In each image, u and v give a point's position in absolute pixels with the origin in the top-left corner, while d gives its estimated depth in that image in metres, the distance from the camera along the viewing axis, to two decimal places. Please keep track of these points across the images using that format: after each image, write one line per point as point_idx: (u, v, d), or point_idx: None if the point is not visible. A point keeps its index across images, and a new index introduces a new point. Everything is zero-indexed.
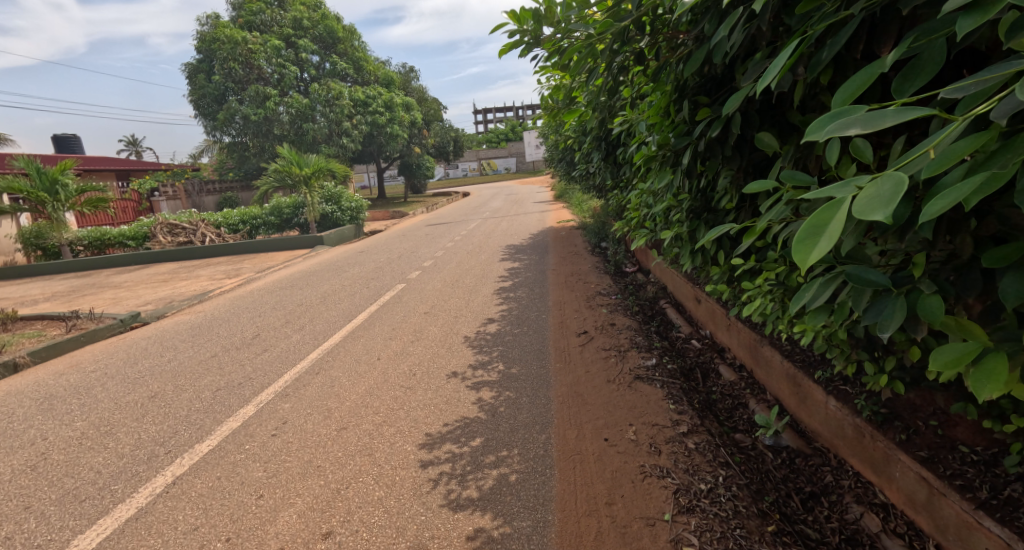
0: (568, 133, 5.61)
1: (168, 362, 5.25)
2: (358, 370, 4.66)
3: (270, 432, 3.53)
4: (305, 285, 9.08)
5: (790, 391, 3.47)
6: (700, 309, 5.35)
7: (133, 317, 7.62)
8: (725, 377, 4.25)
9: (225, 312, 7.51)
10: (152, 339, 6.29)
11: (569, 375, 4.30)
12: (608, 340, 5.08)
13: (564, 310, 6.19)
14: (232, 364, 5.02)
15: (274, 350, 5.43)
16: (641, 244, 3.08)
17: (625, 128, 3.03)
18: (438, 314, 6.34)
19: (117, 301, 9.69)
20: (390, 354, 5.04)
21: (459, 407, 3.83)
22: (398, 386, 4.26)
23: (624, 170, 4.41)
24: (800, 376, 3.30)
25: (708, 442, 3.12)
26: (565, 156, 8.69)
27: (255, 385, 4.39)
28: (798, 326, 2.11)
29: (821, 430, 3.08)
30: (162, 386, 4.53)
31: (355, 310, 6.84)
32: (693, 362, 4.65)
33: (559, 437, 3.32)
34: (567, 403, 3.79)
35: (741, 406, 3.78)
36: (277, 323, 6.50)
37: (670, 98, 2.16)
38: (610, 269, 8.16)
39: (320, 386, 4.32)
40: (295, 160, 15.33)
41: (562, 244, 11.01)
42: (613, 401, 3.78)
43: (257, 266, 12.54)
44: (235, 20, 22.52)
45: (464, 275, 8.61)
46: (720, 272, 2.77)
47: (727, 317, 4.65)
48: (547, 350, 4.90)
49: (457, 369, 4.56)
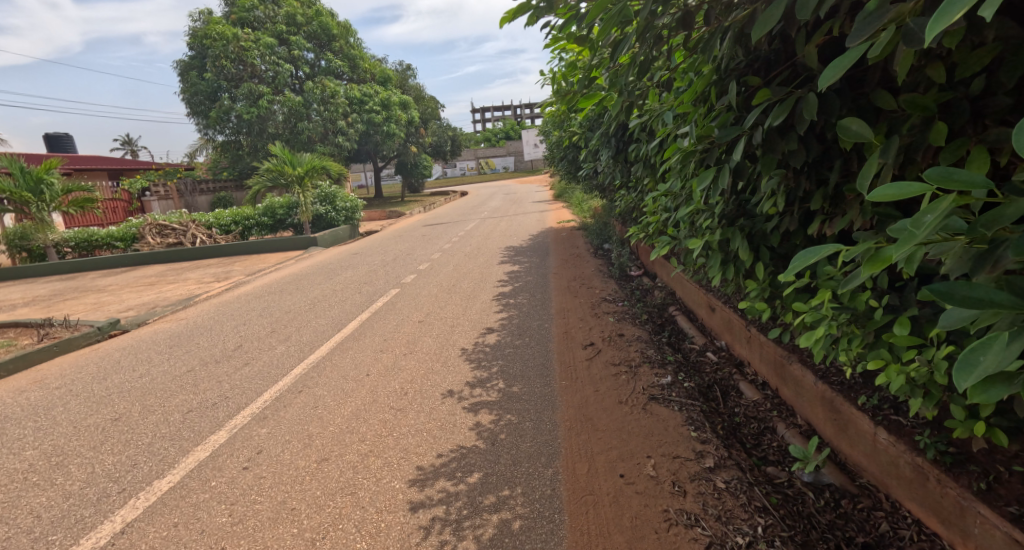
0: (574, 128, 5.21)
1: (139, 377, 4.83)
2: (344, 388, 4.25)
3: (242, 465, 3.13)
4: (295, 290, 8.65)
5: (826, 417, 3.08)
6: (715, 318, 4.96)
7: (112, 325, 7.21)
8: (747, 396, 3.86)
9: (208, 320, 7.09)
10: (127, 350, 5.87)
11: (576, 395, 3.91)
12: (617, 352, 4.69)
13: (567, 318, 5.79)
14: (208, 381, 4.60)
15: (256, 363, 5.02)
16: (659, 254, 2.67)
17: (645, 119, 2.64)
18: (433, 323, 5.94)
19: (99, 307, 9.26)
20: (380, 369, 4.63)
21: (454, 433, 3.44)
22: (388, 408, 3.85)
23: (637, 169, 4.02)
24: (839, 401, 2.92)
25: (739, 480, 2.74)
26: (569, 154, 8.29)
27: (230, 406, 3.99)
28: (872, 359, 1.73)
29: (868, 465, 2.68)
30: (129, 406, 4.12)
31: (345, 318, 6.43)
32: (710, 378, 4.26)
33: (569, 473, 2.94)
34: (576, 429, 3.40)
35: (769, 432, 3.38)
36: (261, 333, 6.09)
37: (711, 81, 1.79)
38: (615, 273, 7.75)
39: (302, 408, 3.91)
40: (288, 160, 14.86)
41: (563, 246, 10.60)
42: (627, 427, 3.39)
43: (246, 269, 12.11)
44: (228, 16, 22.05)
45: (461, 279, 8.21)
46: (756, 286, 2.38)
47: (746, 330, 4.26)
48: (551, 365, 4.51)
49: (453, 387, 4.16)
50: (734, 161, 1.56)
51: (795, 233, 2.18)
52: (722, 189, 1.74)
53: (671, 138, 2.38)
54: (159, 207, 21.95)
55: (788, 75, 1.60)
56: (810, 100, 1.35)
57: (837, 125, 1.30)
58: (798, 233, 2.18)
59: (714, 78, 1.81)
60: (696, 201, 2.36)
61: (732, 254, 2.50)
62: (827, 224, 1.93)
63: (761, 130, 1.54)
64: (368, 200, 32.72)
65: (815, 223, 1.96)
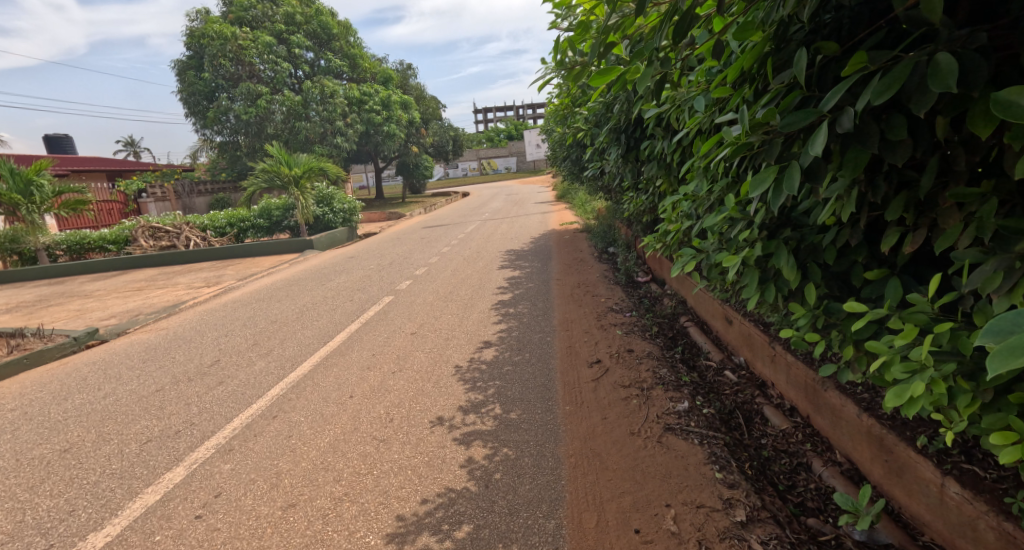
0: (578, 123, 4.79)
1: (102, 399, 4.40)
2: (324, 414, 3.82)
3: (194, 512, 2.70)
4: (285, 297, 8.22)
5: (873, 456, 2.66)
6: (733, 332, 4.52)
7: (89, 335, 6.83)
8: (774, 425, 3.41)
9: (189, 331, 6.66)
10: (98, 365, 5.44)
11: (582, 424, 3.46)
12: (626, 372, 4.24)
13: (570, 331, 5.35)
14: (176, 403, 4.17)
15: (231, 382, 4.58)
16: (682, 272, 2.23)
17: (669, 106, 2.24)
18: (427, 335, 5.51)
19: (80, 314, 8.84)
20: (365, 391, 4.20)
21: (441, 472, 3.01)
22: (371, 440, 3.42)
23: (651, 171, 3.62)
24: (892, 440, 2.49)
25: (779, 541, 2.32)
26: (573, 153, 7.87)
27: (193, 434, 3.55)
28: (995, 426, 1.31)
29: (932, 520, 2.27)
30: (82, 434, 3.69)
31: (333, 329, 6.00)
32: (731, 402, 3.80)
33: (574, 528, 2.52)
34: (583, 469, 2.97)
35: (803, 471, 2.94)
36: (242, 346, 5.66)
37: (763, 50, 1.42)
38: (621, 279, 7.32)
39: (273, 438, 3.48)
40: (285, 160, 14.42)
41: (566, 249, 10.17)
42: (642, 466, 2.96)
43: (239, 273, 11.70)
44: (227, 15, 21.69)
45: (459, 285, 7.79)
46: (804, 314, 1.95)
47: (770, 347, 3.82)
48: (553, 386, 4.07)
49: (444, 413, 3.74)
50: (811, 156, 1.19)
51: (856, 248, 1.77)
52: (788, 193, 1.33)
53: (702, 126, 1.99)
54: (155, 208, 21.63)
55: (886, 35, 1.21)
56: (942, 64, 1.09)
57: (997, 103, 1.08)
58: (861, 249, 1.76)
59: (766, 49, 1.45)
60: (728, 208, 1.98)
61: (772, 274, 2.08)
62: (909, 240, 1.51)
63: (851, 112, 1.20)
64: (369, 201, 32.29)
65: (891, 240, 1.55)
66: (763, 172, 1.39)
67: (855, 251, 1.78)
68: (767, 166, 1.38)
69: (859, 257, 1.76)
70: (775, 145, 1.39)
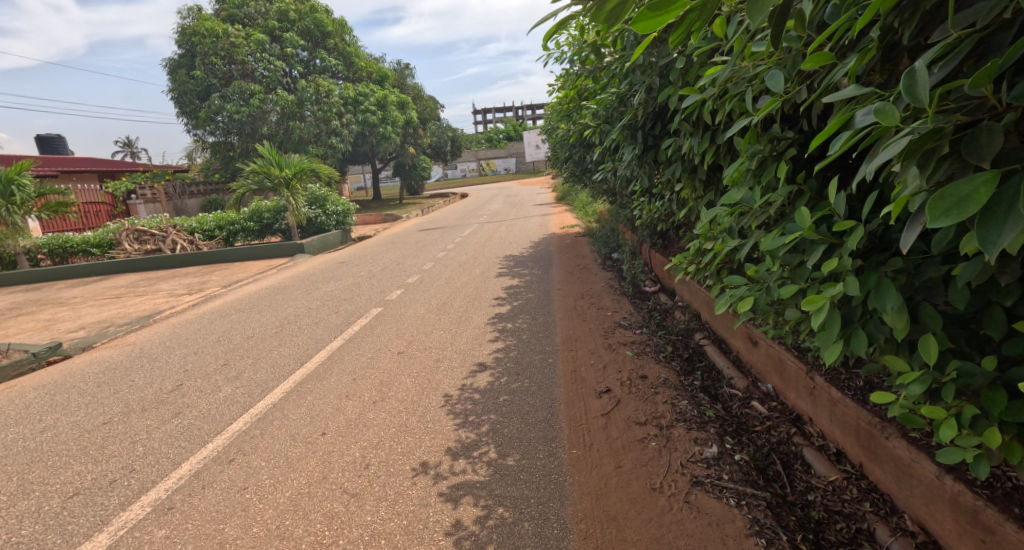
0: (583, 119, 4.24)
1: (39, 434, 3.86)
2: (289, 457, 3.27)
3: None
4: (267, 307, 7.65)
5: (962, 532, 2.12)
6: (759, 355, 3.96)
7: (51, 350, 6.33)
8: (819, 474, 2.84)
9: (157, 347, 6.08)
10: (46, 390, 4.86)
11: (593, 475, 2.92)
12: (640, 405, 3.68)
13: (574, 351, 4.80)
14: (119, 441, 3.62)
15: (190, 413, 4.03)
16: (740, 309, 1.65)
17: (722, 85, 1.70)
18: (415, 355, 4.97)
19: (49, 326, 8.29)
20: (340, 426, 3.65)
21: (421, 543, 2.48)
22: (340, 495, 2.87)
23: (671, 174, 3.09)
24: (997, 520, 1.94)
25: None
26: (577, 153, 7.32)
27: (129, 486, 3.01)
28: None
29: None
30: (2, 485, 3.15)
31: (313, 346, 5.44)
32: (764, 442, 3.23)
33: None
34: (596, 541, 2.44)
35: (866, 542, 2.38)
36: (210, 367, 5.10)
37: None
38: (628, 289, 6.77)
39: (224, 492, 2.93)
40: (275, 160, 13.80)
41: (567, 255, 9.63)
42: (669, 539, 2.42)
43: (224, 280, 11.13)
44: (218, 12, 21.09)
45: (453, 295, 7.25)
46: (918, 380, 1.37)
47: (808, 378, 3.26)
48: (556, 422, 3.52)
49: (428, 458, 3.19)
50: None
51: (1004, 290, 1.22)
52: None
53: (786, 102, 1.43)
54: (146, 210, 21.19)
55: None
56: None
57: None
58: (1010, 291, 1.22)
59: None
60: (805, 226, 1.45)
61: (858, 316, 1.52)
62: None
63: None
64: (367, 202, 31.67)
65: None
66: (968, 185, 0.92)
67: (1000, 292, 1.23)
68: (972, 176, 0.92)
69: (1007, 301, 1.21)
70: (988, 131, 1.01)
